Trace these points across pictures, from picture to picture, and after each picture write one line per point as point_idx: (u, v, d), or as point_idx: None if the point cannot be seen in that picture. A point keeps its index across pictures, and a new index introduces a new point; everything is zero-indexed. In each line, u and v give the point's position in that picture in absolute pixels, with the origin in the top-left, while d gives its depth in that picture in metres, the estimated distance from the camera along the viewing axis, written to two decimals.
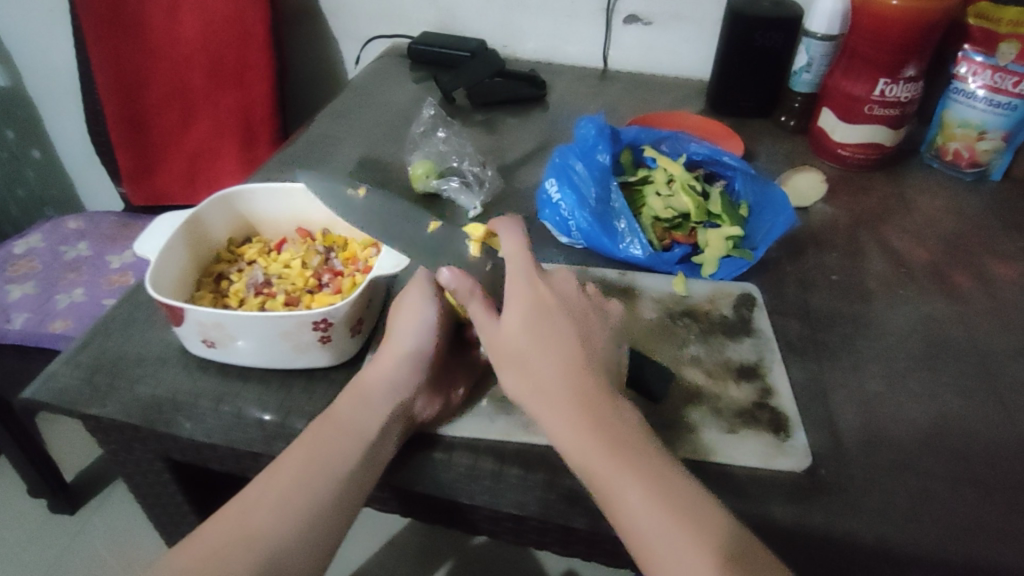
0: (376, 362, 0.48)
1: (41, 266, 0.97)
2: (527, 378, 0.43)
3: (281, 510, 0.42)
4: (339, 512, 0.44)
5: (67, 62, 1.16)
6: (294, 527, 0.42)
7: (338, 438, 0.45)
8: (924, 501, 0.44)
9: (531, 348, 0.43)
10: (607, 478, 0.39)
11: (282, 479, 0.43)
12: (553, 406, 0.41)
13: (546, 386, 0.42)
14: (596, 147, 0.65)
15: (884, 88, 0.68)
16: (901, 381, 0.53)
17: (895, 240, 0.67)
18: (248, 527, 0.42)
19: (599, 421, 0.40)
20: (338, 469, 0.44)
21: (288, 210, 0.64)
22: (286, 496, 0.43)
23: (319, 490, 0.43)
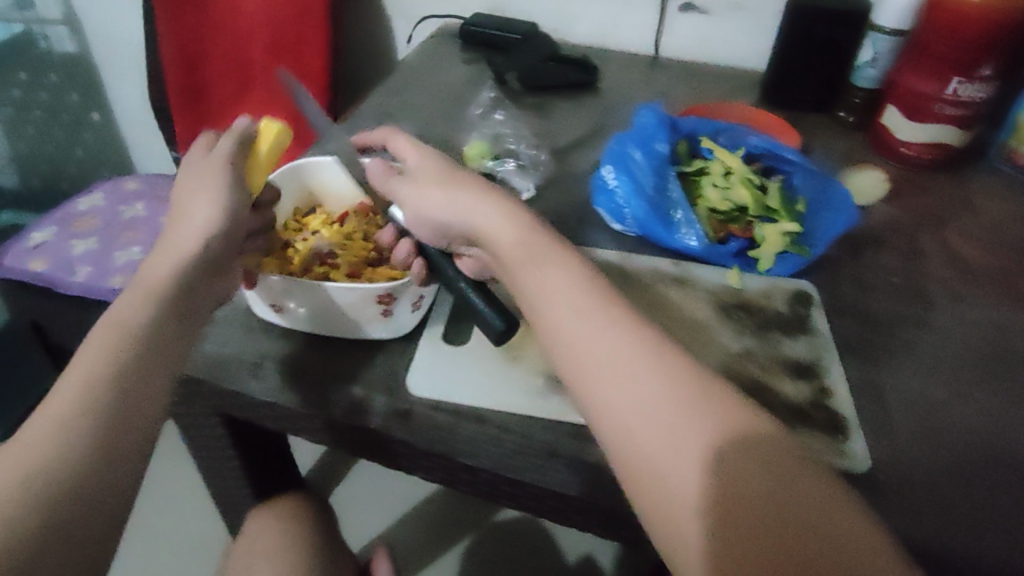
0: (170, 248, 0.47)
1: (101, 224, 1.00)
2: (515, 222, 0.44)
3: (63, 422, 0.38)
4: (119, 415, 0.39)
5: (127, 31, 1.19)
6: (68, 440, 0.38)
7: (115, 340, 0.41)
8: (982, 510, 0.43)
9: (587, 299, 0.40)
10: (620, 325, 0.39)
11: (65, 391, 0.39)
12: (606, 362, 0.38)
13: (603, 345, 0.38)
14: (654, 136, 0.65)
15: (957, 88, 0.66)
16: (960, 387, 0.52)
17: (957, 244, 0.65)
18: (32, 437, 0.37)
19: (664, 380, 0.36)
20: (105, 370, 0.40)
21: (350, 185, 0.65)
22: (79, 393, 0.39)
23: (93, 397, 0.39)
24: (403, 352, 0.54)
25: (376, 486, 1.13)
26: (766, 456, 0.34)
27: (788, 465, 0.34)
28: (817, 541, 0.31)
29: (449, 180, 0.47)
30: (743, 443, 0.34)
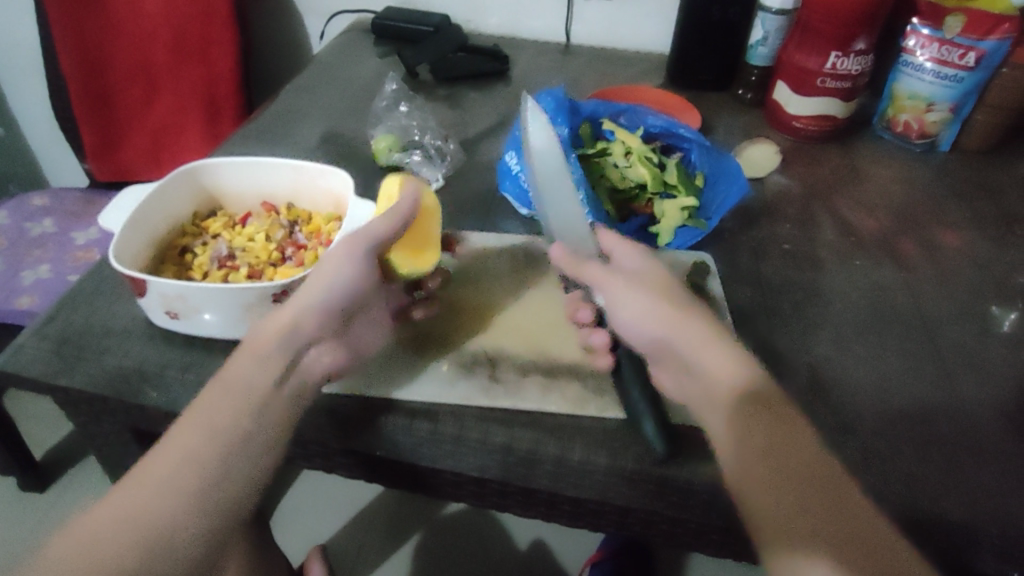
0: (274, 320, 0.47)
1: (5, 243, 0.96)
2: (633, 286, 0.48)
3: (198, 469, 0.40)
4: (234, 480, 0.40)
5: (24, 38, 1.14)
6: (177, 500, 0.38)
7: (227, 401, 0.43)
8: (860, 455, 0.47)
9: (674, 300, 0.47)
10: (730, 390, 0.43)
11: (201, 422, 0.41)
12: (721, 342, 0.44)
13: (695, 327, 0.45)
14: (555, 120, 0.67)
15: (835, 62, 0.70)
16: (844, 344, 0.55)
17: (846, 210, 0.69)
18: (175, 451, 0.40)
19: (717, 381, 0.43)
20: (225, 433, 0.41)
21: (252, 184, 0.64)
22: (222, 414, 0.42)
23: (206, 459, 0.40)
24: None
25: (319, 491, 1.12)
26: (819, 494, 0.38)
27: (799, 438, 0.40)
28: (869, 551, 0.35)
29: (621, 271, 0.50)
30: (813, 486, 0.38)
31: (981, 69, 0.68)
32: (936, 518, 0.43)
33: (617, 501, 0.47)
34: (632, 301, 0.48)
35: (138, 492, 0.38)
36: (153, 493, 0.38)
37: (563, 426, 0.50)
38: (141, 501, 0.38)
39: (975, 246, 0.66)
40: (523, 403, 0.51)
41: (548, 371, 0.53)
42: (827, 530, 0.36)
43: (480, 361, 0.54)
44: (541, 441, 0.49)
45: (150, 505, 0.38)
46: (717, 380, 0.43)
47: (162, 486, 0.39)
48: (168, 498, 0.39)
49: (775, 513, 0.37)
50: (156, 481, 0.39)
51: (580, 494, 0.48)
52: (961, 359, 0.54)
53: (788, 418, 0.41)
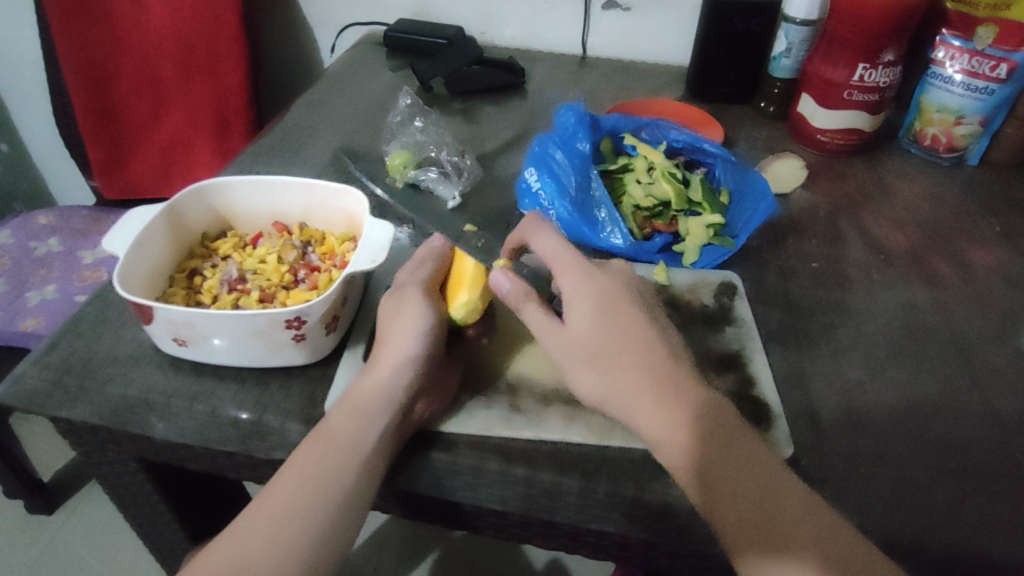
0: (372, 375, 0.47)
1: (10, 262, 0.94)
2: (568, 351, 0.43)
3: (305, 521, 0.42)
4: (336, 536, 0.42)
5: (30, 53, 1.13)
6: (285, 552, 0.41)
7: (331, 457, 0.44)
8: (904, 488, 0.44)
9: (605, 352, 0.42)
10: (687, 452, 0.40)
11: (312, 474, 0.43)
12: (653, 399, 0.41)
13: (624, 390, 0.41)
14: (575, 135, 0.65)
15: (863, 74, 0.68)
16: (882, 367, 0.53)
17: (874, 226, 0.67)
18: (289, 498, 0.42)
19: (676, 445, 0.40)
20: (332, 491, 0.43)
21: (264, 203, 0.62)
22: (330, 470, 0.43)
23: (312, 515, 0.42)
24: (324, 376, 0.53)
25: None
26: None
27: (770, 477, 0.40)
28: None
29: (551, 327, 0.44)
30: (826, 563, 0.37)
31: (1012, 81, 0.66)
32: (988, 557, 0.41)
33: (646, 535, 0.46)
34: (567, 363, 0.44)
35: (254, 531, 0.41)
36: (267, 533, 0.41)
37: (587, 457, 0.47)
38: (255, 540, 0.41)
39: (1010, 263, 0.63)
40: (546, 434, 0.48)
41: (570, 400, 0.50)
42: None
43: (502, 388, 0.51)
44: (565, 474, 0.46)
45: (263, 545, 0.41)
46: (661, 447, 0.41)
47: (277, 527, 0.41)
48: (276, 548, 0.41)
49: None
50: (269, 523, 0.41)
51: (606, 527, 0.46)
52: (1004, 384, 0.52)
53: (723, 468, 0.40)
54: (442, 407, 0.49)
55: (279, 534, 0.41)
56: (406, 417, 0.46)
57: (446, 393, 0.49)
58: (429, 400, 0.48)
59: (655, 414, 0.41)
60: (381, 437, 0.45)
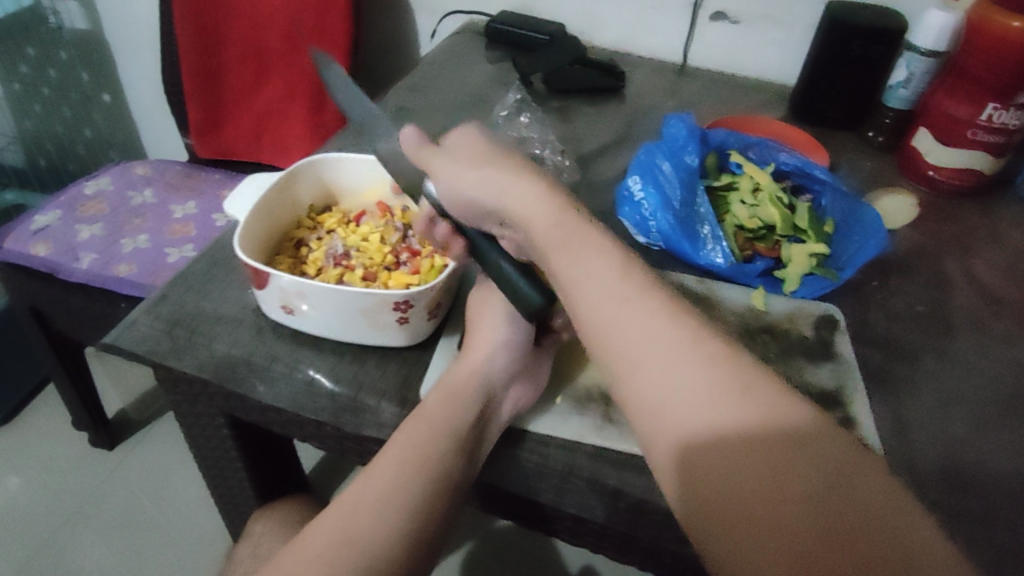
0: (465, 360, 0.49)
1: (109, 209, 0.99)
2: (449, 158, 0.45)
3: (406, 493, 0.42)
4: (435, 514, 0.43)
5: (143, 11, 1.17)
6: (388, 524, 0.41)
7: (429, 435, 0.45)
8: (1010, 553, 0.42)
9: (470, 152, 0.44)
10: (563, 250, 0.39)
11: (414, 448, 0.44)
12: (615, 271, 0.38)
13: (574, 248, 0.39)
14: (684, 148, 0.64)
15: (992, 114, 0.65)
16: (988, 423, 0.51)
17: (985, 273, 0.64)
18: (392, 470, 0.43)
19: (554, 224, 0.40)
20: (432, 468, 0.43)
21: (371, 183, 0.63)
22: (426, 447, 0.44)
23: (415, 492, 0.43)
24: (419, 360, 0.54)
25: None
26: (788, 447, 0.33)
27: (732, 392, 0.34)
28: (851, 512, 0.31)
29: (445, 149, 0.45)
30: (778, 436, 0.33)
31: None
32: None
33: None
34: (444, 171, 0.44)
35: (360, 500, 0.42)
36: (371, 501, 0.42)
37: None
38: (361, 510, 0.42)
39: None
40: (639, 448, 0.48)
41: None
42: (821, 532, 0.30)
43: (596, 398, 0.51)
44: (658, 491, 0.46)
45: (369, 513, 0.41)
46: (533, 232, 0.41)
47: (382, 497, 0.42)
48: (382, 516, 0.41)
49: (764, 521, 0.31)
50: (372, 491, 0.42)
51: (687, 550, 0.44)
52: None
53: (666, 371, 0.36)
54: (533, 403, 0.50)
55: (384, 502, 0.42)
56: (499, 406, 0.47)
57: (539, 387, 0.50)
58: (519, 390, 0.49)
59: (529, 198, 0.41)
60: (478, 423, 0.46)
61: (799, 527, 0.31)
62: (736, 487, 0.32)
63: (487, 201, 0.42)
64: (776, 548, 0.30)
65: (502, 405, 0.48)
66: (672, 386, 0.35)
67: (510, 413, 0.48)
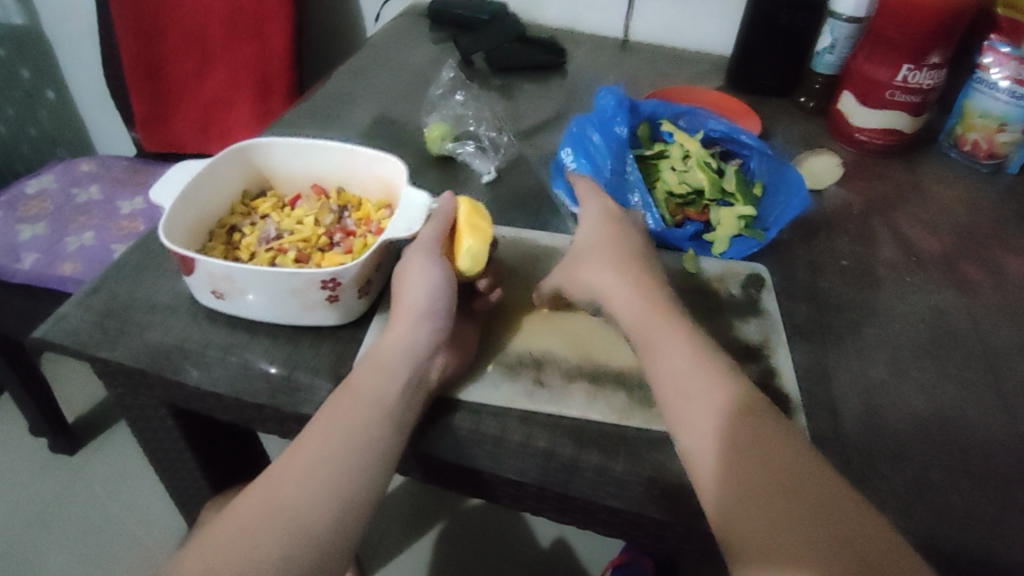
0: (391, 332, 0.50)
1: (51, 207, 0.97)
2: (578, 245, 0.54)
3: (333, 464, 0.43)
4: (366, 482, 0.44)
5: (80, 4, 1.15)
6: (319, 494, 0.42)
7: (356, 406, 0.46)
8: (918, 488, 0.45)
9: (593, 239, 0.54)
10: (631, 312, 0.48)
11: (341, 420, 0.45)
12: (674, 341, 0.46)
13: (648, 321, 0.47)
14: (613, 119, 0.65)
15: (907, 74, 0.67)
16: (903, 368, 0.53)
17: (907, 228, 0.67)
18: (321, 442, 0.44)
19: (636, 300, 0.49)
20: (360, 438, 0.44)
21: (302, 166, 0.63)
22: (353, 419, 0.45)
23: (344, 463, 0.44)
24: (354, 337, 0.55)
25: None
26: (799, 480, 0.38)
27: (777, 441, 0.40)
28: (849, 540, 0.35)
29: (595, 234, 0.55)
30: (791, 469, 0.39)
31: None
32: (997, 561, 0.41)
33: (656, 513, 0.45)
34: (572, 260, 0.54)
35: (291, 474, 0.43)
36: (301, 474, 0.43)
37: (608, 435, 0.48)
38: (292, 483, 0.43)
39: None
40: (569, 409, 0.49)
41: (594, 378, 0.51)
42: (813, 539, 0.36)
43: (527, 364, 0.52)
44: (583, 449, 0.47)
45: (298, 484, 0.43)
46: (607, 305, 0.50)
47: (312, 470, 0.43)
48: (310, 487, 0.43)
49: (758, 528, 0.37)
50: (303, 464, 0.43)
51: (620, 504, 0.45)
52: None
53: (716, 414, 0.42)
54: (461, 373, 0.51)
55: (313, 474, 0.43)
56: (427, 374, 0.48)
57: (467, 354, 0.52)
58: (447, 358, 0.50)
59: (605, 279, 0.51)
60: (406, 391, 0.47)
61: (804, 533, 0.36)
62: (750, 492, 0.38)
63: (583, 287, 0.52)
64: (779, 546, 0.36)
65: (431, 373, 0.49)
66: (687, 391, 0.43)
67: (438, 381, 0.49)
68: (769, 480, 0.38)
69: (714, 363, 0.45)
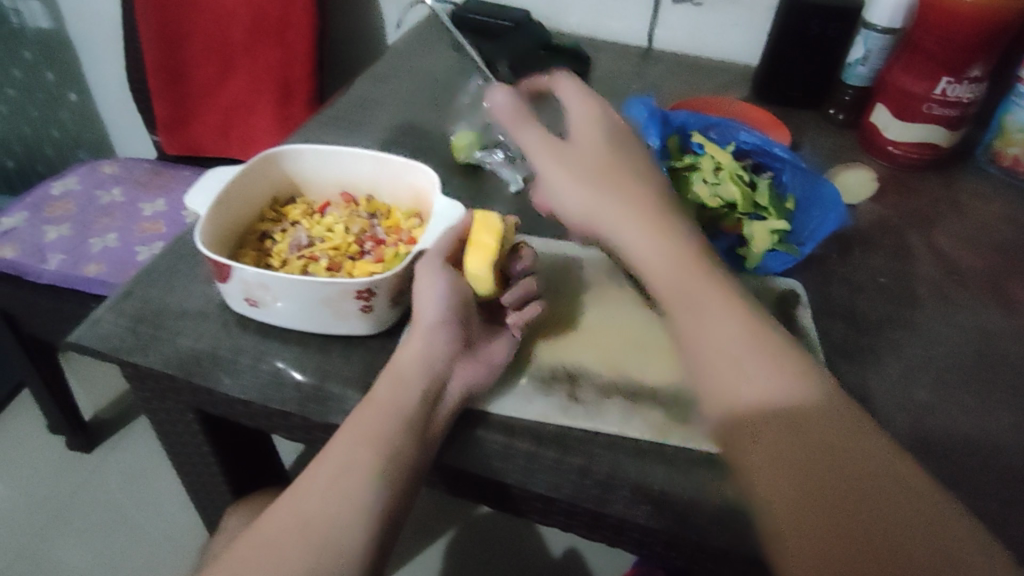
0: (409, 344, 0.49)
1: (77, 209, 0.98)
2: (579, 169, 0.49)
3: (360, 479, 0.43)
4: (393, 497, 0.44)
5: (105, 7, 1.16)
6: (347, 511, 0.42)
7: (377, 418, 0.45)
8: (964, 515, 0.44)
9: (596, 165, 0.49)
10: (671, 271, 0.46)
11: (365, 434, 0.45)
12: (725, 313, 0.44)
13: (681, 284, 0.45)
14: (646, 130, 0.65)
15: (946, 87, 0.66)
16: (943, 389, 0.52)
17: (943, 245, 0.66)
18: (346, 457, 0.44)
19: (667, 254, 0.46)
20: (387, 450, 0.44)
21: (333, 173, 0.63)
22: (377, 432, 0.44)
23: (372, 478, 0.43)
24: (385, 347, 0.55)
25: None
26: (830, 438, 0.39)
27: (816, 416, 0.40)
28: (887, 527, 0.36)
29: (574, 150, 0.50)
30: (823, 432, 0.40)
31: None
32: None
33: (691, 535, 0.44)
34: (561, 185, 0.49)
35: (320, 489, 0.43)
36: (328, 489, 0.43)
37: (644, 451, 0.48)
38: (321, 499, 0.43)
39: None
40: (603, 424, 0.49)
41: (629, 395, 0.51)
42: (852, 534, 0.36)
43: (560, 377, 0.52)
44: (619, 466, 0.47)
45: (327, 500, 0.43)
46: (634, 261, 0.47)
47: (340, 484, 0.43)
48: (339, 503, 0.43)
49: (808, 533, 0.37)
50: (330, 479, 0.43)
51: (651, 524, 0.45)
52: None
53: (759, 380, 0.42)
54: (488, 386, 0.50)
55: (341, 490, 0.43)
56: (440, 395, 0.47)
57: (489, 369, 0.50)
58: (471, 371, 0.49)
59: (632, 227, 0.47)
60: (425, 404, 0.46)
61: (825, 520, 0.37)
62: (794, 480, 0.38)
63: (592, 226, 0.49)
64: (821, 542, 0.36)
65: (448, 389, 0.48)
66: (726, 360, 0.43)
67: (458, 399, 0.48)
68: (812, 468, 0.38)
69: (757, 329, 0.44)
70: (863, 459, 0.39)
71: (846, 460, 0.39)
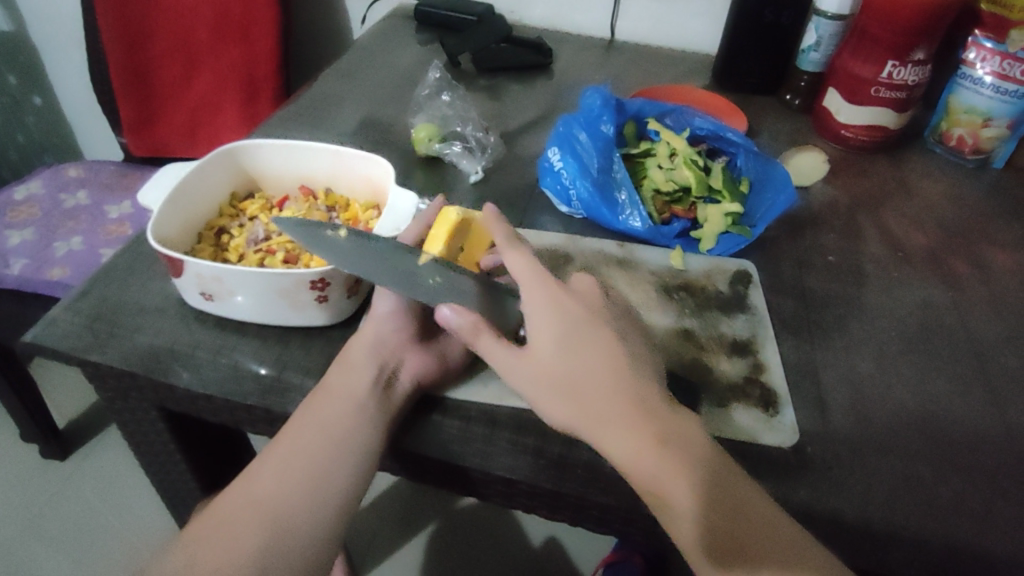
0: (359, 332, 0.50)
1: (41, 213, 0.97)
2: (526, 381, 0.41)
3: (313, 464, 0.44)
4: (347, 480, 0.45)
5: (67, 9, 1.14)
6: (300, 496, 0.43)
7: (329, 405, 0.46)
8: (906, 482, 0.45)
9: (537, 359, 0.41)
10: (590, 429, 0.40)
11: (317, 420, 0.46)
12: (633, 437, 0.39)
13: (602, 416, 0.40)
14: (600, 117, 0.66)
15: (891, 71, 0.67)
16: (890, 362, 0.54)
17: (894, 224, 0.67)
18: (298, 444, 0.45)
19: (584, 402, 0.40)
20: (339, 436, 0.45)
21: (290, 167, 0.64)
22: (329, 418, 0.46)
23: (325, 463, 0.45)
24: (344, 337, 0.55)
25: None
26: (733, 512, 0.39)
27: (737, 498, 0.39)
28: None
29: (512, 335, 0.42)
30: (732, 515, 0.38)
31: None
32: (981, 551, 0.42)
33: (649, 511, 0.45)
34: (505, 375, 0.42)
35: (272, 476, 0.44)
36: (281, 475, 0.44)
37: None
38: (273, 484, 0.44)
39: None
40: None
41: None
42: None
43: None
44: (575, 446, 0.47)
45: (280, 486, 0.44)
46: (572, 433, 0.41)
47: (293, 471, 0.44)
48: (292, 488, 0.44)
49: None
50: (283, 466, 0.44)
51: (610, 501, 0.46)
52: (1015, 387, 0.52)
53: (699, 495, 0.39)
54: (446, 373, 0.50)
55: (294, 476, 0.44)
56: (394, 375, 0.48)
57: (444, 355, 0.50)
58: (421, 359, 0.49)
59: (557, 400, 0.41)
60: (376, 388, 0.47)
61: None
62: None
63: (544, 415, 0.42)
64: None
65: (399, 374, 0.48)
66: (641, 462, 0.39)
67: (411, 385, 0.48)
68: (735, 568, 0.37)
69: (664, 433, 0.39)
70: (768, 536, 0.38)
71: (759, 541, 0.38)
